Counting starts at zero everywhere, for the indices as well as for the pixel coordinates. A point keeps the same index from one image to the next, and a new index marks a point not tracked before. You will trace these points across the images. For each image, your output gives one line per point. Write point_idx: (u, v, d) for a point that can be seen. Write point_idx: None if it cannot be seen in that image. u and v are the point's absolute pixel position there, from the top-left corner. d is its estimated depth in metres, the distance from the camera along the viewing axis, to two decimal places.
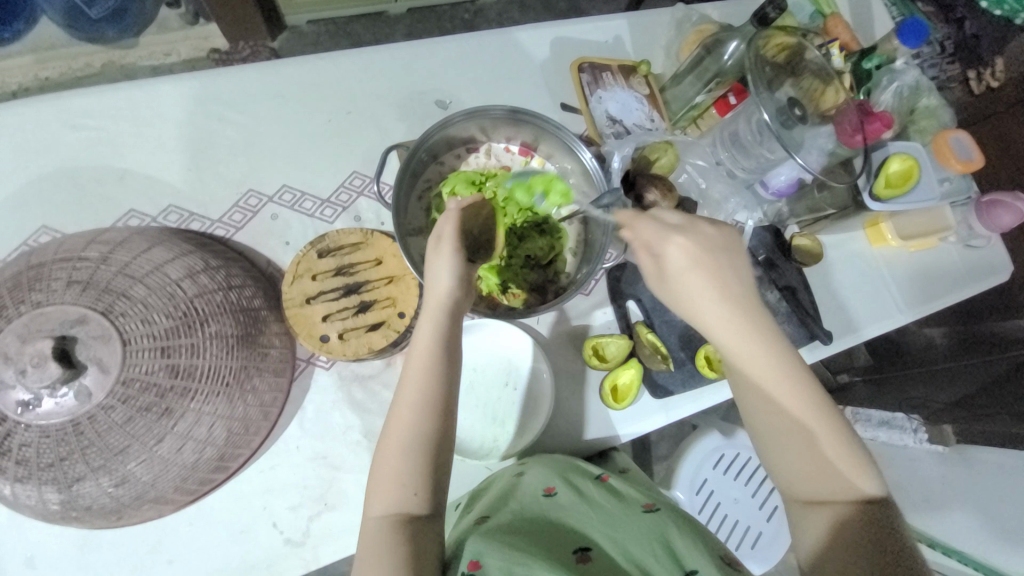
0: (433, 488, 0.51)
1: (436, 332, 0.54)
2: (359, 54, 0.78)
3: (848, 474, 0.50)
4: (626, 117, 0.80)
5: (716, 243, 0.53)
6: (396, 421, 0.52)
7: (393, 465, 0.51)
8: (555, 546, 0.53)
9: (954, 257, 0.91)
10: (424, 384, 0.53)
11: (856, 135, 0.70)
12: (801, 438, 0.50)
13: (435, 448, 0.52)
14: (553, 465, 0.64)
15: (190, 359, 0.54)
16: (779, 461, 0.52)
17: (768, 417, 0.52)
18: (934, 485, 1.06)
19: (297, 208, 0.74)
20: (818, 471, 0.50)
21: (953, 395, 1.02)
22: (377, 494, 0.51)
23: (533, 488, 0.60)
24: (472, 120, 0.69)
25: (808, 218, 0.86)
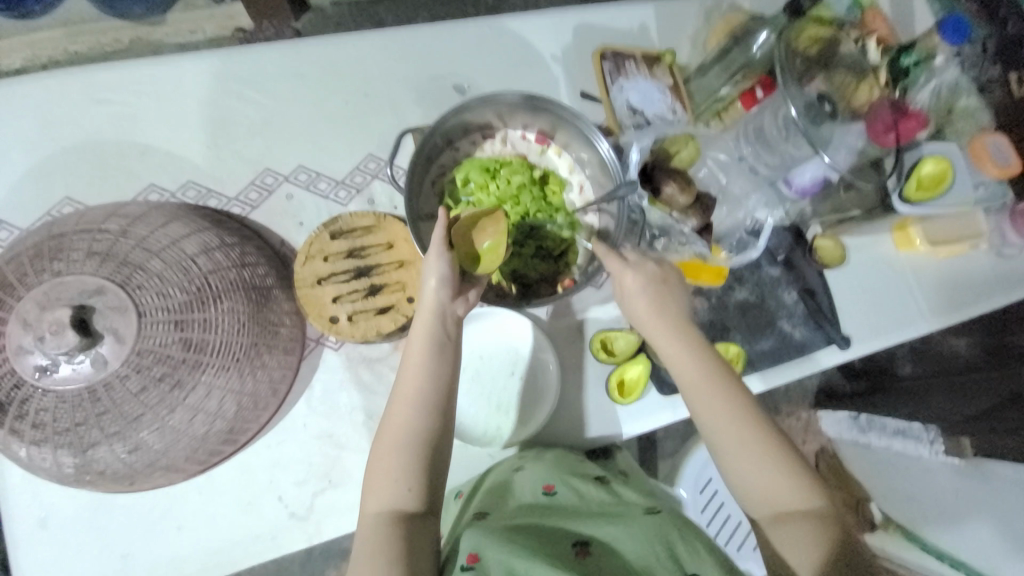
0: (427, 483, 0.53)
1: (429, 335, 0.56)
2: (379, 36, 0.78)
3: (803, 490, 0.53)
4: (647, 107, 0.78)
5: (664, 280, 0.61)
6: (392, 421, 0.55)
7: (388, 462, 0.53)
8: (554, 539, 0.53)
9: (985, 265, 0.88)
10: (418, 385, 0.55)
11: (888, 134, 0.69)
12: (756, 450, 0.54)
13: (430, 442, 0.54)
14: (554, 463, 0.65)
15: (202, 334, 0.56)
16: (741, 476, 0.54)
17: (727, 440, 0.55)
18: (945, 496, 1.02)
19: (311, 189, 0.74)
20: (777, 482, 0.53)
21: (977, 408, 0.97)
22: (373, 489, 0.53)
23: (533, 485, 0.62)
24: (489, 106, 0.68)
25: (831, 218, 0.81)
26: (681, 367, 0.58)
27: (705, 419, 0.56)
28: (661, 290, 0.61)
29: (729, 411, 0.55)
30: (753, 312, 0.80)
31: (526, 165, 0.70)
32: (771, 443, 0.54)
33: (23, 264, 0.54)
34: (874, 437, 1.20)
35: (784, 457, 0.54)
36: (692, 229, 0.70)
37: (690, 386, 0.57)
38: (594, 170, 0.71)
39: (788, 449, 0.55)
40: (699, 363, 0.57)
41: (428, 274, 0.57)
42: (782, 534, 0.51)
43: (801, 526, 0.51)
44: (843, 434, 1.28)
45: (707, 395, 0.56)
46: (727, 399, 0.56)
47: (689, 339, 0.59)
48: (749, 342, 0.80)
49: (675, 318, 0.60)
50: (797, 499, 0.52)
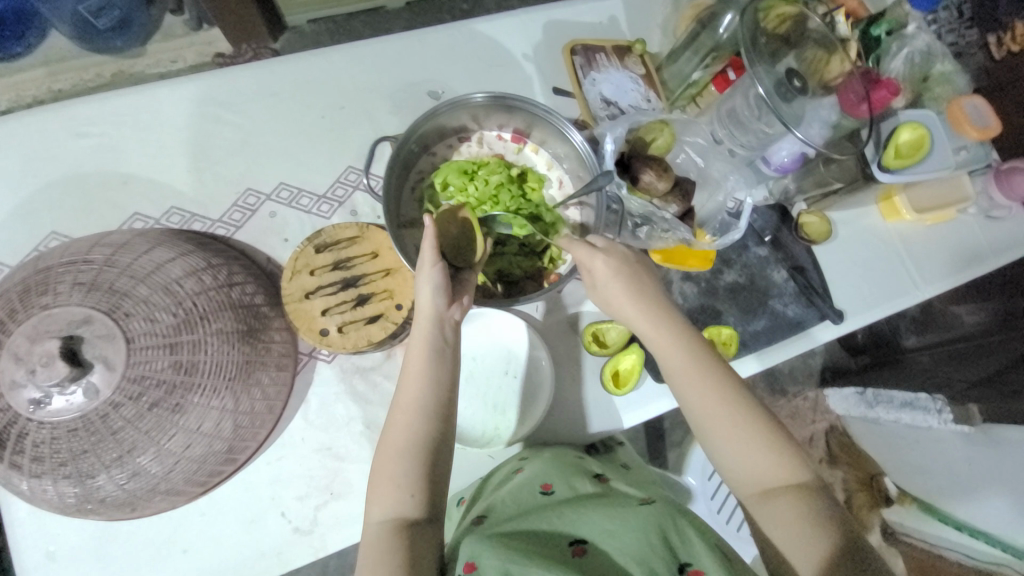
0: (429, 489, 0.54)
1: (427, 344, 0.57)
2: (351, 48, 0.79)
3: (783, 466, 0.53)
4: (621, 98, 0.78)
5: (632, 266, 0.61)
6: (393, 430, 0.56)
7: (390, 470, 0.54)
8: (550, 543, 0.54)
9: (973, 228, 0.88)
10: (420, 398, 0.56)
11: (861, 105, 0.67)
12: (738, 426, 0.54)
13: (432, 448, 0.55)
14: (553, 462, 0.67)
15: (193, 355, 0.56)
16: (729, 456, 0.54)
17: (707, 417, 0.55)
18: (959, 467, 1.06)
19: (294, 205, 0.73)
20: (756, 458, 0.53)
21: (982, 372, 1.06)
22: (376, 498, 0.53)
23: (530, 485, 0.63)
24: (461, 109, 0.68)
25: (816, 194, 0.82)
26: (663, 350, 0.58)
27: (690, 404, 0.56)
28: (631, 277, 0.60)
29: (707, 385, 0.55)
30: (744, 293, 0.80)
31: (503, 164, 0.69)
32: (755, 418, 0.54)
33: (12, 300, 0.55)
34: (882, 410, 1.22)
35: (763, 431, 0.54)
36: (673, 215, 0.70)
37: (674, 369, 0.57)
38: (571, 164, 0.71)
39: (769, 424, 0.54)
40: (678, 344, 0.58)
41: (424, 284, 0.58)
42: (767, 509, 0.51)
43: (785, 501, 0.50)
44: (851, 410, 1.33)
45: (688, 374, 0.56)
46: (713, 381, 0.56)
47: (666, 324, 0.59)
48: (743, 323, 0.79)
49: (651, 305, 0.60)
50: (781, 476, 0.52)
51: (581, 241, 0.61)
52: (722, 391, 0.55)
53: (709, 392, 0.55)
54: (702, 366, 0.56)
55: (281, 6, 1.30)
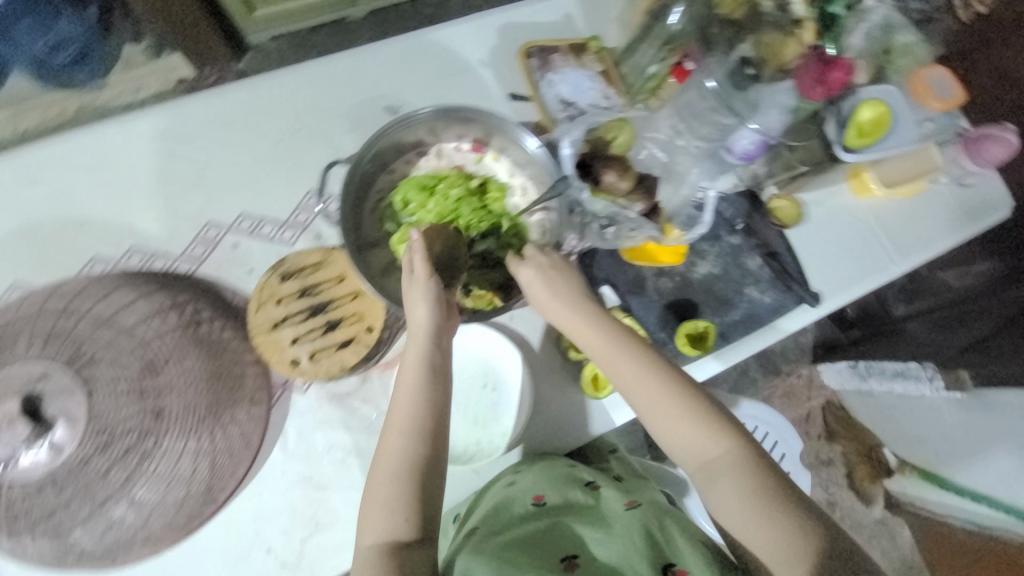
0: (422, 509, 0.54)
1: (420, 361, 0.58)
2: (303, 69, 0.77)
3: (721, 444, 0.57)
4: (580, 98, 0.77)
5: (558, 274, 0.64)
6: (386, 451, 0.56)
7: (382, 493, 0.54)
8: (545, 558, 0.57)
9: (946, 197, 0.88)
10: (408, 418, 0.56)
11: (817, 88, 0.66)
12: (676, 415, 0.58)
13: (423, 468, 0.55)
14: (548, 468, 0.66)
15: (161, 399, 0.60)
16: (674, 443, 0.58)
17: (650, 412, 0.59)
18: (955, 433, 1.09)
19: (256, 234, 0.72)
20: (698, 442, 0.57)
21: (967, 338, 1.10)
22: (368, 521, 0.54)
23: (522, 497, 0.62)
24: (417, 124, 0.67)
25: (784, 177, 0.82)
26: (599, 354, 0.61)
27: (636, 402, 0.59)
28: (560, 285, 0.64)
29: (644, 382, 0.59)
30: (719, 284, 0.80)
31: (463, 177, 0.68)
32: (695, 404, 0.58)
33: None
34: (875, 382, 1.29)
35: (700, 415, 0.58)
36: (639, 213, 0.71)
37: (611, 373, 0.60)
38: (533, 171, 0.70)
39: (703, 407, 0.58)
40: (613, 347, 0.61)
41: (413, 302, 0.58)
42: (714, 488, 0.55)
43: (728, 479, 0.55)
44: (846, 383, 1.38)
45: (624, 374, 0.60)
46: (648, 377, 0.59)
47: (599, 328, 0.62)
48: (721, 314, 0.79)
49: (583, 310, 0.63)
50: (722, 454, 0.56)
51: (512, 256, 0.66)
52: (658, 386, 0.59)
53: (647, 389, 0.59)
54: (637, 365, 0.60)
55: (241, 27, 1.37)
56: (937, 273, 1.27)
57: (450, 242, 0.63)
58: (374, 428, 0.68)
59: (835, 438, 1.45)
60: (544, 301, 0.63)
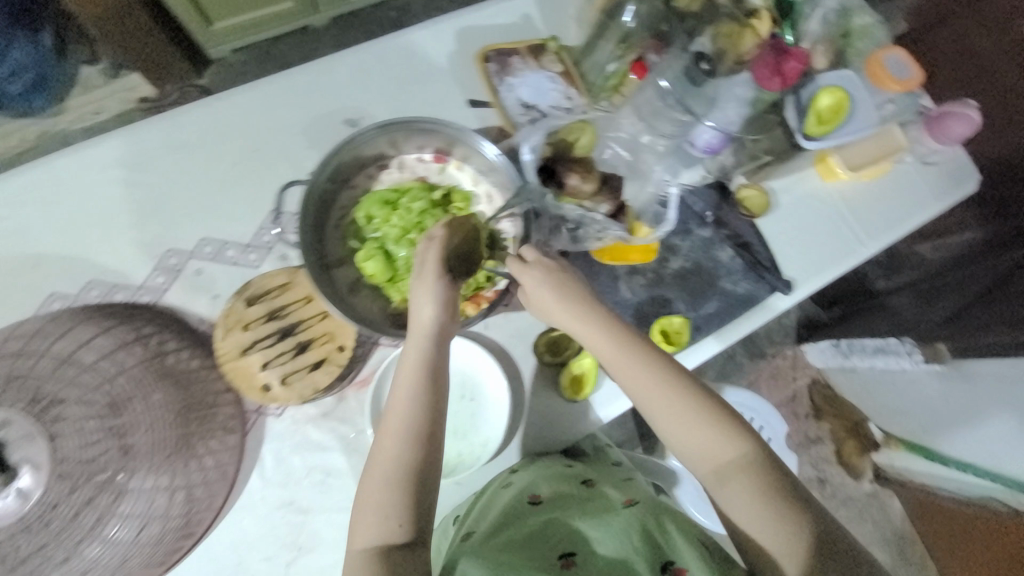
0: (416, 515, 0.53)
1: (420, 362, 0.57)
2: (257, 86, 0.75)
3: (733, 446, 0.55)
4: (541, 100, 0.77)
5: (560, 272, 0.62)
6: (381, 455, 0.55)
7: (377, 497, 0.53)
8: (540, 554, 0.56)
9: (912, 176, 0.89)
10: (404, 422, 0.55)
11: (774, 78, 0.65)
12: (685, 414, 0.56)
13: (419, 471, 0.54)
14: (541, 467, 0.68)
15: (136, 434, 0.56)
16: (682, 442, 0.57)
17: (659, 410, 0.57)
18: (937, 403, 1.09)
19: (219, 259, 0.71)
20: (709, 443, 0.56)
21: (950, 309, 1.09)
22: (360, 526, 0.53)
23: (517, 496, 0.64)
24: (380, 136, 0.67)
25: (751, 167, 0.82)
26: (603, 352, 0.60)
27: (641, 400, 0.58)
28: (563, 283, 0.61)
29: (651, 380, 0.58)
30: (692, 278, 0.80)
31: (425, 189, 0.67)
32: (705, 402, 0.57)
33: None
34: (857, 359, 1.30)
35: (711, 415, 0.56)
36: (605, 214, 0.70)
37: (617, 370, 0.59)
38: (496, 179, 0.70)
39: (715, 407, 0.57)
40: (617, 343, 0.59)
41: (420, 301, 0.57)
42: (725, 491, 0.54)
43: (740, 482, 0.54)
44: (829, 363, 1.41)
45: (630, 372, 0.58)
46: (656, 374, 0.58)
47: (602, 326, 0.60)
48: (695, 307, 0.79)
49: (586, 308, 0.60)
50: (733, 455, 0.55)
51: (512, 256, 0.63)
52: (666, 385, 0.57)
53: (655, 387, 0.57)
54: (641, 363, 0.58)
55: (200, 40, 1.32)
56: (915, 247, 1.24)
57: (470, 236, 0.61)
58: (353, 446, 0.68)
59: (822, 416, 1.47)
60: (544, 300, 0.61)
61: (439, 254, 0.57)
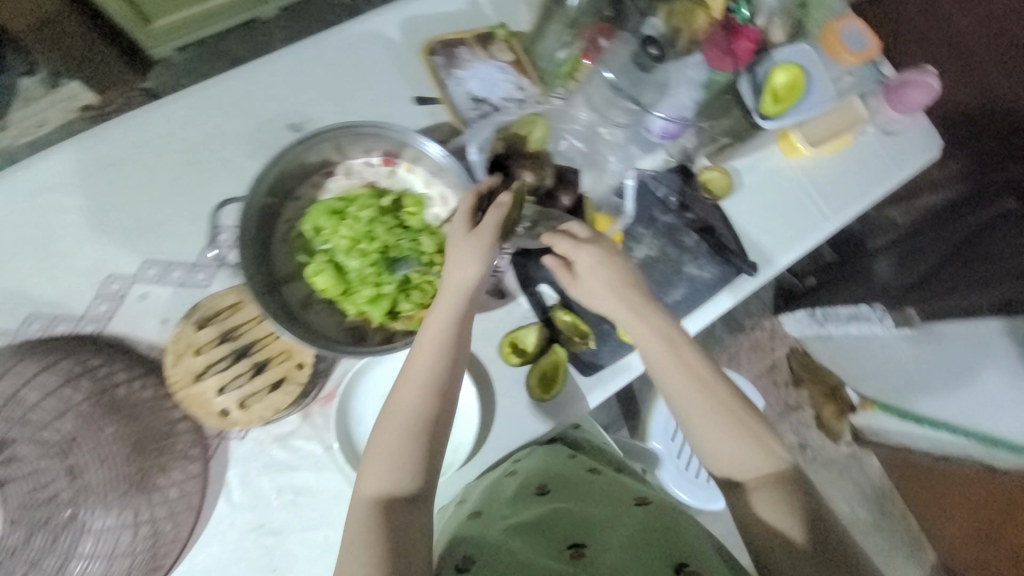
0: (427, 469, 0.53)
1: (452, 317, 0.56)
2: (190, 95, 0.71)
3: (768, 456, 0.55)
4: (491, 93, 0.74)
5: (612, 263, 0.61)
6: (399, 403, 0.54)
7: (391, 446, 0.52)
8: (553, 540, 0.59)
9: (874, 147, 0.88)
10: (426, 376, 0.54)
11: (726, 59, 0.64)
12: (725, 411, 0.56)
13: (434, 426, 0.54)
14: (548, 461, 0.76)
15: (90, 470, 0.61)
16: (715, 440, 0.56)
17: (701, 399, 0.57)
18: (914, 364, 1.11)
19: (165, 281, 0.68)
20: (742, 448, 0.55)
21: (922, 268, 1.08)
22: (370, 473, 0.52)
23: (527, 483, 0.71)
24: (322, 141, 0.63)
25: (714, 147, 0.80)
26: (645, 341, 0.59)
27: (677, 387, 0.58)
28: (611, 273, 0.61)
29: (693, 374, 0.57)
30: (658, 266, 0.79)
31: (374, 195, 0.64)
32: (745, 406, 0.57)
33: None
34: (832, 326, 1.29)
35: (750, 422, 0.56)
36: (563, 207, 0.69)
37: (655, 359, 0.59)
38: (446, 180, 0.67)
39: (752, 414, 0.57)
40: (660, 330, 0.59)
41: (464, 256, 0.56)
42: (754, 498, 0.53)
43: (772, 492, 0.52)
44: (805, 331, 1.42)
45: (672, 362, 0.58)
46: (699, 367, 0.58)
47: (649, 315, 0.59)
48: (661, 295, 0.78)
49: (633, 297, 0.60)
50: (766, 467, 0.54)
51: (567, 234, 0.62)
52: (710, 378, 0.57)
53: (699, 379, 0.57)
54: (685, 352, 0.58)
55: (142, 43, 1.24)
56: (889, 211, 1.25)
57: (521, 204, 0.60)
58: (322, 463, 0.66)
59: (801, 383, 1.49)
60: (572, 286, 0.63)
61: (497, 218, 0.56)
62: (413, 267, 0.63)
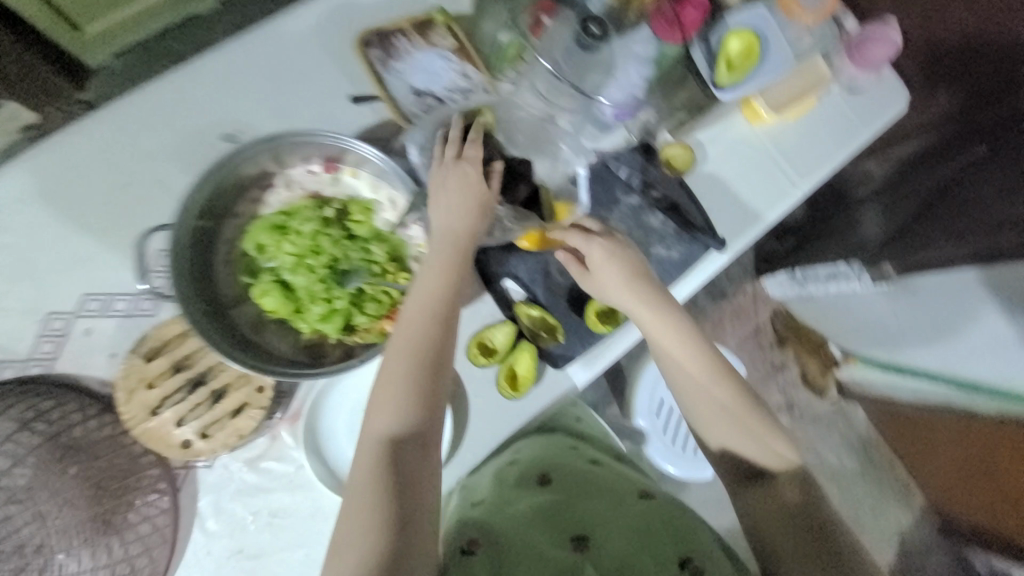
0: (430, 397, 0.56)
1: (447, 258, 0.60)
2: (112, 112, 0.66)
3: (782, 453, 0.66)
4: (433, 84, 0.70)
5: (638, 267, 0.65)
6: (403, 339, 0.57)
7: (396, 377, 0.55)
8: (562, 531, 0.67)
9: (838, 106, 0.86)
10: (426, 313, 0.58)
11: (671, 29, 0.67)
12: (743, 409, 0.66)
13: (435, 358, 0.57)
14: (550, 451, 0.81)
15: (55, 515, 0.60)
16: (733, 438, 0.66)
17: (720, 397, 0.66)
18: (889, 322, 1.13)
19: (109, 313, 0.65)
20: (761, 445, 0.66)
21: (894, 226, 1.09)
22: (377, 407, 0.55)
23: (531, 471, 0.76)
24: (255, 153, 0.60)
25: (674, 122, 0.79)
26: (666, 341, 0.66)
27: (692, 384, 0.66)
28: (626, 268, 0.65)
29: (712, 374, 0.66)
30: None
31: (316, 207, 0.62)
32: (761, 408, 0.66)
33: None
34: (813, 287, 1.25)
35: (765, 421, 0.66)
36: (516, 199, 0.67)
37: (645, 320, 0.65)
38: (390, 182, 0.64)
39: (766, 415, 0.67)
40: (676, 333, 0.65)
41: (456, 201, 0.61)
42: (767, 491, 0.65)
43: (785, 485, 0.65)
44: (788, 294, 1.36)
45: (691, 361, 0.66)
46: (714, 369, 0.66)
47: (672, 320, 0.65)
48: None
49: (652, 298, 0.65)
50: (778, 463, 0.66)
51: (580, 229, 0.67)
52: (725, 380, 0.66)
53: (715, 380, 0.65)
54: (700, 354, 0.66)
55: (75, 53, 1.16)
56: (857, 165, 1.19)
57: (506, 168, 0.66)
58: (295, 482, 0.65)
59: (785, 343, 1.47)
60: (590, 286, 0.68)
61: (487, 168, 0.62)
62: (364, 279, 0.61)
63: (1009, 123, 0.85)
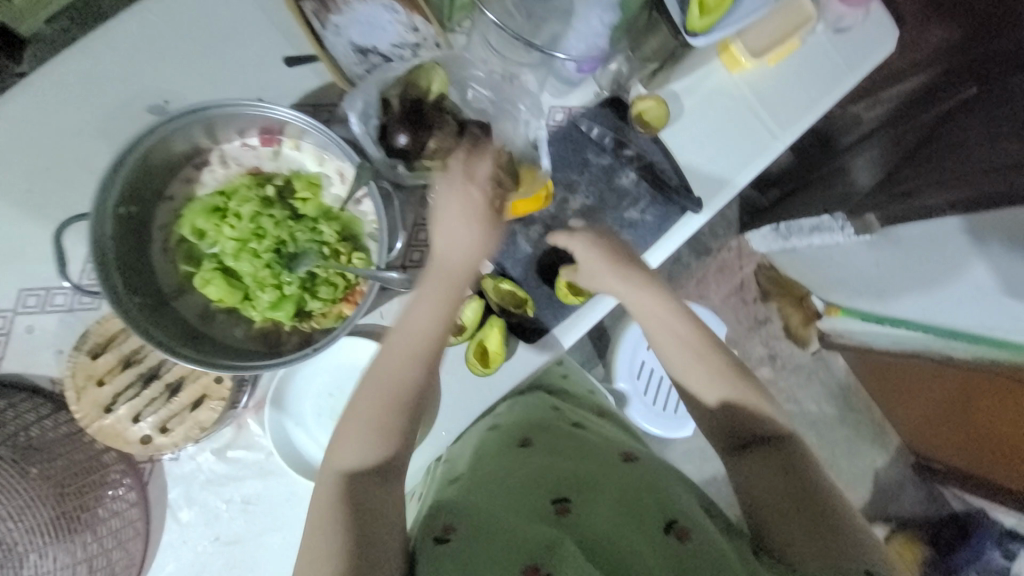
0: (398, 443, 0.54)
1: (444, 295, 0.56)
2: (20, 87, 0.60)
3: (770, 416, 0.62)
4: (377, 40, 0.63)
5: (620, 248, 0.65)
6: (382, 377, 0.54)
7: (365, 418, 0.53)
8: (536, 500, 0.57)
9: (823, 48, 0.79)
10: (410, 353, 0.55)
11: None
12: (728, 373, 0.64)
13: (412, 402, 0.55)
14: (525, 417, 0.74)
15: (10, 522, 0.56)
16: (717, 399, 0.63)
17: (705, 363, 0.64)
18: (871, 275, 1.09)
19: (49, 308, 0.61)
20: (749, 406, 0.63)
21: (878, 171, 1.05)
22: (341, 445, 0.52)
23: (510, 437, 0.68)
24: (182, 129, 0.54)
25: (648, 73, 0.73)
26: (649, 311, 0.65)
27: (675, 353, 0.65)
28: (606, 250, 0.65)
29: (696, 344, 0.64)
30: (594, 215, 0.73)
31: (255, 185, 0.58)
32: (746, 373, 0.65)
33: None
34: (796, 240, 1.18)
35: (751, 383, 0.64)
36: None
37: (629, 294, 0.64)
38: (332, 155, 0.59)
39: (751, 377, 0.65)
40: (659, 302, 0.65)
41: (454, 228, 0.55)
42: (759, 456, 0.59)
43: (782, 444, 0.59)
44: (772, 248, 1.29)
45: (675, 330, 0.65)
46: (698, 336, 0.65)
47: (652, 294, 0.65)
48: None
49: (636, 274, 0.64)
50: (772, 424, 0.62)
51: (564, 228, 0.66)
52: (711, 346, 0.65)
53: (700, 346, 0.64)
54: (684, 321, 0.65)
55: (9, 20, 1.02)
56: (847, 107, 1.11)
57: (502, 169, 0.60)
58: (265, 469, 0.64)
59: (768, 297, 1.43)
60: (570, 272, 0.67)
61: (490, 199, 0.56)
62: (313, 262, 0.58)
63: (1005, 59, 0.81)
